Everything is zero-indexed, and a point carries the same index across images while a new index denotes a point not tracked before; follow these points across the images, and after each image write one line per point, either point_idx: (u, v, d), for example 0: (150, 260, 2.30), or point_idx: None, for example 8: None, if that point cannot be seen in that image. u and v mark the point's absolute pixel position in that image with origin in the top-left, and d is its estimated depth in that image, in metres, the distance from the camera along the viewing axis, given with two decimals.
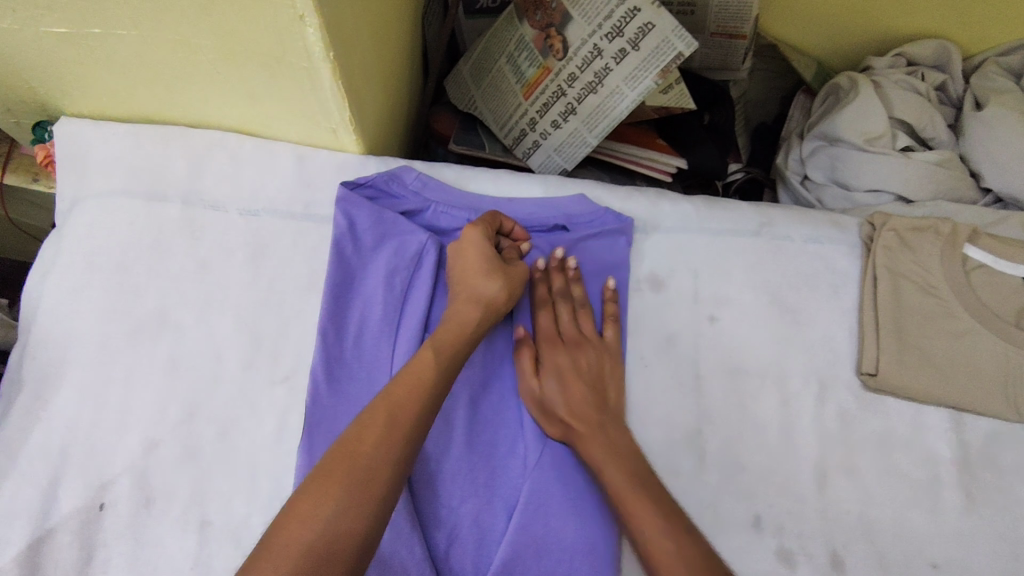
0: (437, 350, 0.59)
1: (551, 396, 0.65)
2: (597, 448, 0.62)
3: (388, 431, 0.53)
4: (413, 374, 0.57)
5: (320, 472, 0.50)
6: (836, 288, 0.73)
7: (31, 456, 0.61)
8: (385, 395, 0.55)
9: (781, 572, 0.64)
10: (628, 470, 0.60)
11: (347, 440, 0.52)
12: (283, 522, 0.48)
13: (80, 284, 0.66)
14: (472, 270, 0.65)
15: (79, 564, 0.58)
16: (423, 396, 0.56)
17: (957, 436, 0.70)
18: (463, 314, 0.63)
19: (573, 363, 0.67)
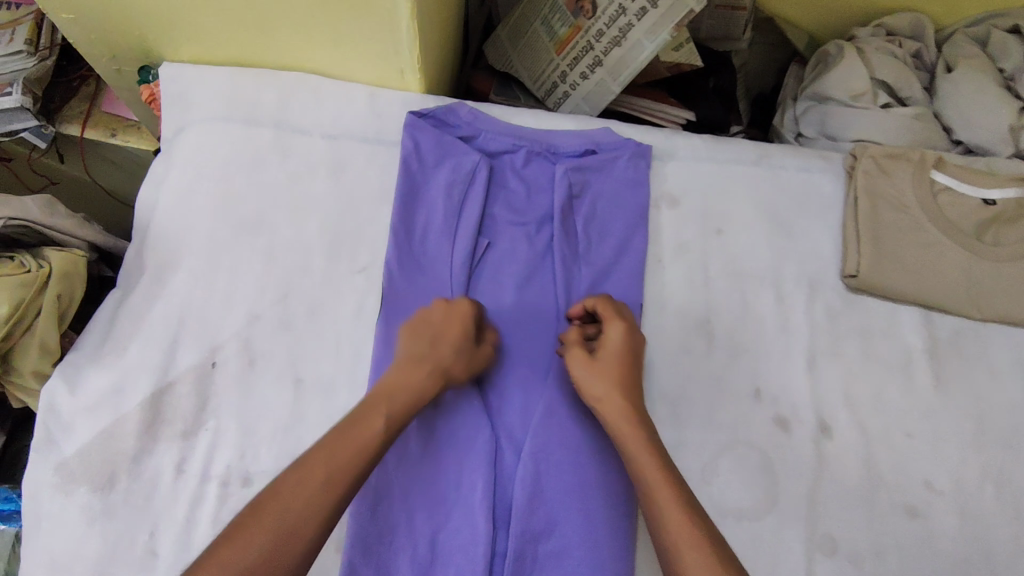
0: (387, 417, 0.64)
1: (599, 367, 0.70)
2: (631, 428, 0.67)
3: (324, 489, 0.59)
4: (356, 436, 0.62)
5: (248, 518, 0.57)
6: (824, 208, 0.86)
7: (152, 324, 0.73)
8: (325, 450, 0.61)
9: (777, 433, 0.77)
10: (657, 453, 0.65)
11: (281, 488, 0.58)
12: (208, 557, 0.55)
13: (187, 191, 0.79)
14: (438, 344, 0.69)
15: (196, 409, 0.71)
16: (359, 460, 0.61)
17: (927, 330, 0.83)
18: (423, 379, 0.67)
19: (625, 352, 0.71)
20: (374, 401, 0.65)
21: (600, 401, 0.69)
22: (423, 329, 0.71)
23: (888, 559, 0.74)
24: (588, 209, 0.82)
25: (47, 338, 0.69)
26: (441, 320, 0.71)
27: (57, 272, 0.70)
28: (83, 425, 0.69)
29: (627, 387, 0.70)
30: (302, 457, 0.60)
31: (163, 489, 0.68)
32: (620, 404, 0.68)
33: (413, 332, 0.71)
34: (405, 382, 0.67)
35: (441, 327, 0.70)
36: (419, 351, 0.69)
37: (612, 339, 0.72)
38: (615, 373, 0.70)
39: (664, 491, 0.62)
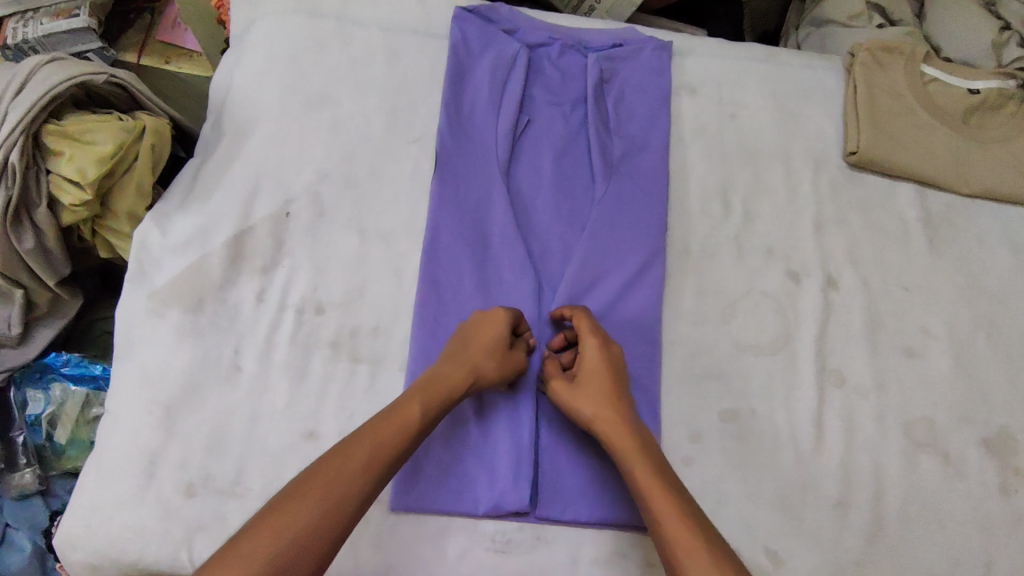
0: (421, 408, 0.66)
1: (577, 401, 0.70)
2: (630, 445, 0.67)
3: (364, 471, 0.60)
4: (394, 422, 0.64)
5: (293, 494, 0.57)
6: (827, 98, 0.96)
7: (233, 178, 0.82)
8: (368, 435, 0.62)
9: (788, 284, 0.86)
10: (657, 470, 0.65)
11: (327, 468, 0.60)
12: (258, 526, 0.55)
13: (261, 71, 0.88)
14: (479, 349, 0.71)
15: (274, 249, 0.79)
16: (396, 445, 0.63)
17: (922, 203, 0.92)
18: (454, 380, 0.69)
19: (601, 373, 0.71)
20: (415, 391, 0.67)
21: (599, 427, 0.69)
22: (468, 337, 0.73)
23: (891, 391, 0.82)
24: (616, 91, 0.91)
25: (142, 180, 0.79)
26: (486, 329, 0.73)
27: (149, 125, 0.79)
28: (173, 260, 0.77)
29: (614, 407, 0.69)
30: (345, 440, 0.62)
31: (245, 314, 0.76)
32: (611, 421, 0.69)
33: (457, 342, 0.73)
34: (445, 381, 0.69)
35: (485, 336, 0.72)
36: (461, 353, 0.71)
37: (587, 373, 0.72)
38: (601, 396, 0.70)
39: (658, 500, 0.62)
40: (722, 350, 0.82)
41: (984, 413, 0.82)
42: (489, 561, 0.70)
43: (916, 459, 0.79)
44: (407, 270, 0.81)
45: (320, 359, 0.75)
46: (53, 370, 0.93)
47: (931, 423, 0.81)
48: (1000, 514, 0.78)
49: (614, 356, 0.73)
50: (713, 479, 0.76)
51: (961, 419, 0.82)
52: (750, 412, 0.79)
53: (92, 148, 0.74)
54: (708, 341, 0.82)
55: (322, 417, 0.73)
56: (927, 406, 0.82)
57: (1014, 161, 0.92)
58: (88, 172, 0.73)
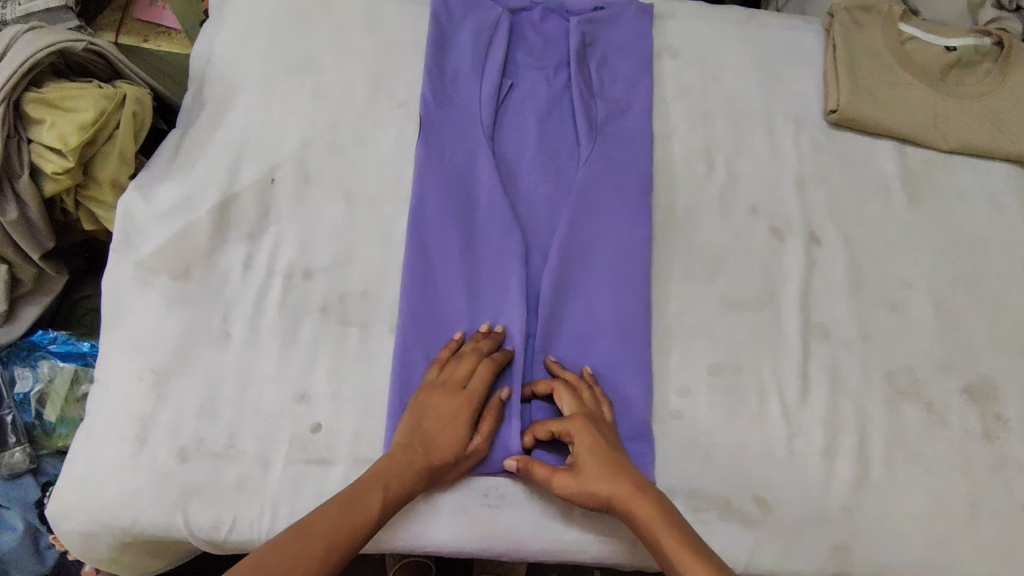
0: (384, 495, 0.63)
1: (579, 475, 0.66)
2: (625, 490, 0.65)
3: (323, 562, 0.57)
4: (357, 511, 0.61)
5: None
6: (807, 59, 0.97)
7: (217, 146, 0.82)
8: (329, 522, 0.60)
9: (773, 241, 0.87)
10: (668, 523, 0.62)
11: (287, 549, 0.57)
12: None
13: (243, 39, 0.88)
14: (446, 432, 0.68)
15: (259, 215, 0.79)
16: (355, 537, 0.60)
17: (901, 159, 0.94)
18: (420, 457, 0.66)
19: (598, 440, 0.68)
20: (379, 474, 0.64)
21: (617, 496, 0.65)
22: (434, 408, 0.69)
23: (874, 342, 0.84)
24: (600, 53, 0.92)
25: (125, 148, 0.78)
26: (452, 405, 0.69)
27: (130, 94, 0.79)
28: (159, 228, 0.77)
29: (625, 473, 0.66)
30: (307, 524, 0.59)
31: (234, 280, 0.76)
32: (627, 488, 0.65)
33: (423, 412, 0.69)
34: (410, 457, 0.66)
35: (454, 416, 0.69)
36: (425, 431, 0.68)
37: (583, 445, 0.68)
38: (604, 466, 0.66)
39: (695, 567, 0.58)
40: (709, 306, 0.83)
41: (965, 362, 0.84)
42: (484, 516, 0.70)
43: (900, 408, 0.81)
44: (395, 235, 0.81)
45: (310, 323, 0.75)
46: (40, 348, 0.93)
47: (914, 373, 0.83)
48: (984, 459, 0.79)
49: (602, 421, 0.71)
50: (702, 431, 0.77)
51: (944, 367, 0.83)
52: (737, 366, 0.80)
53: (73, 116, 0.74)
54: (694, 298, 0.83)
55: (313, 380, 0.73)
56: (910, 356, 0.83)
57: (991, 116, 0.93)
58: (70, 139, 0.72)
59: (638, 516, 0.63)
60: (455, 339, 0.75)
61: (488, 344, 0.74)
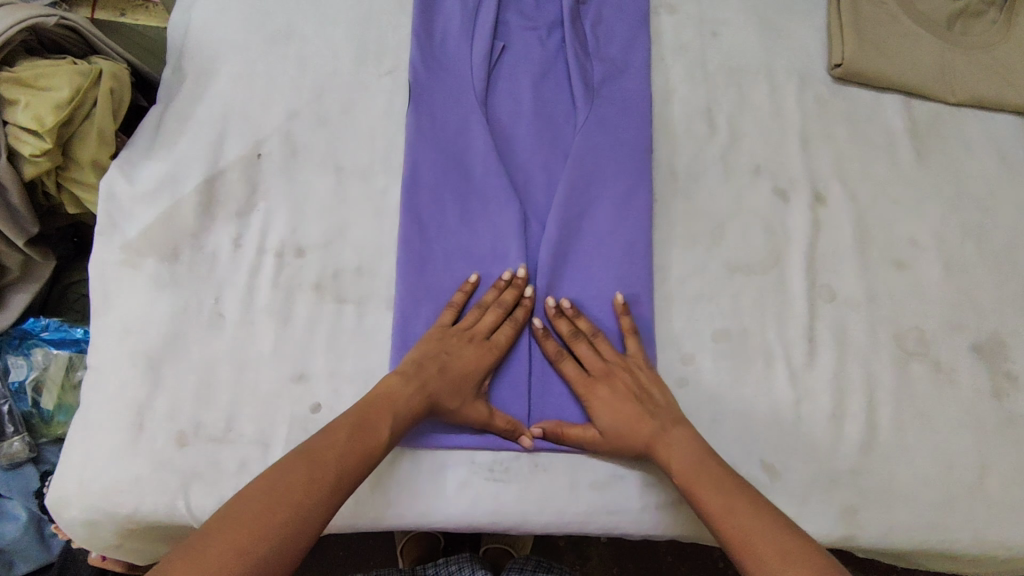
0: (391, 421, 0.64)
1: (615, 433, 0.68)
2: (659, 440, 0.66)
3: (331, 489, 0.57)
4: (365, 439, 0.61)
5: (257, 506, 0.54)
6: (809, 10, 0.94)
7: (199, 121, 0.78)
8: (336, 447, 0.60)
9: (776, 201, 0.84)
10: (702, 459, 0.64)
11: (295, 477, 0.56)
12: (222, 520, 0.53)
13: (220, 8, 0.84)
14: (462, 376, 0.69)
15: (246, 191, 0.76)
16: (362, 464, 0.61)
17: (908, 112, 0.91)
18: (421, 388, 0.66)
19: (613, 391, 0.70)
20: (384, 404, 0.64)
21: (642, 443, 0.67)
22: (449, 347, 0.70)
23: (882, 302, 0.82)
24: (593, 12, 0.88)
25: (105, 126, 0.75)
26: (455, 343, 0.70)
27: (106, 69, 0.76)
28: (145, 209, 0.74)
29: (656, 419, 0.68)
30: (313, 447, 0.59)
31: (223, 260, 0.74)
32: (652, 432, 0.67)
33: (434, 352, 0.69)
34: (412, 389, 0.66)
35: (468, 362, 0.69)
36: (436, 363, 0.68)
37: (608, 403, 0.69)
38: (638, 416, 0.68)
39: (709, 498, 0.61)
40: (713, 271, 0.80)
41: (974, 320, 0.82)
42: (489, 491, 0.69)
43: (908, 368, 0.79)
44: (388, 209, 0.78)
45: (305, 302, 0.73)
46: (32, 336, 0.91)
47: (922, 332, 0.81)
48: (993, 417, 0.78)
49: (627, 366, 0.72)
50: (709, 398, 0.76)
51: (952, 325, 0.82)
52: (742, 332, 0.78)
53: (47, 96, 0.70)
54: (697, 264, 0.81)
55: (310, 360, 0.71)
56: (917, 315, 0.82)
57: (999, 66, 0.90)
58: (46, 120, 0.69)
59: (665, 459, 0.65)
60: (469, 283, 0.74)
61: (508, 295, 0.73)
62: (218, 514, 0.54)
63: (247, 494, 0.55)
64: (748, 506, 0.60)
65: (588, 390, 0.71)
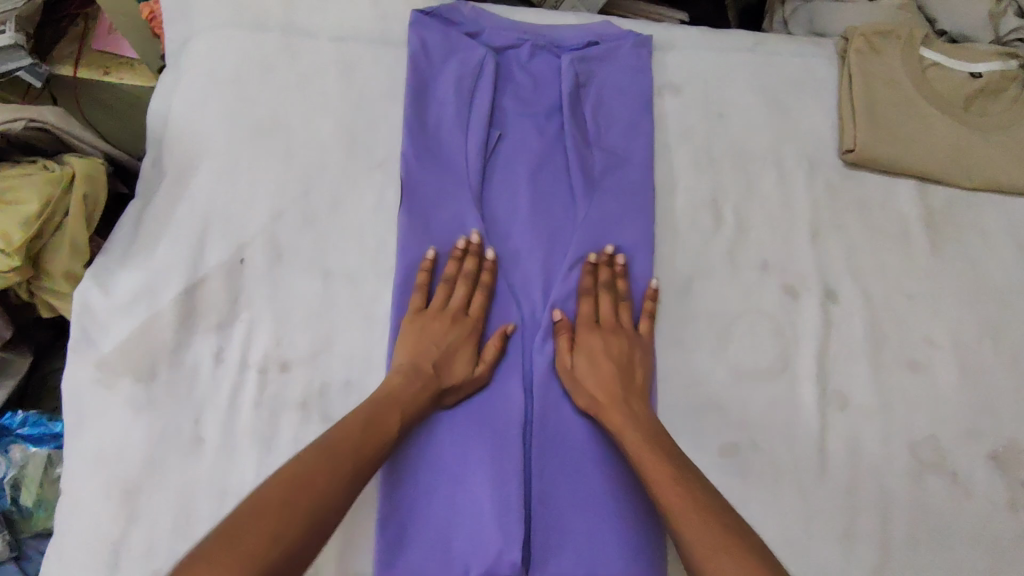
0: (401, 419, 0.65)
1: (588, 380, 0.71)
2: (617, 400, 0.69)
3: (350, 479, 0.58)
4: (378, 431, 0.62)
5: (292, 501, 0.53)
6: (820, 89, 0.89)
7: (180, 223, 0.74)
8: (352, 444, 0.60)
9: (786, 300, 0.80)
10: (644, 428, 0.67)
11: (319, 469, 0.57)
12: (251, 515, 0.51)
13: (202, 97, 0.80)
14: (450, 357, 0.71)
15: (228, 302, 0.72)
16: (376, 453, 0.62)
17: (923, 199, 0.87)
18: (401, 378, 0.67)
19: (604, 346, 0.73)
20: (387, 399, 0.65)
21: (598, 402, 0.70)
22: (429, 333, 0.71)
23: (895, 409, 0.78)
24: (594, 97, 0.84)
25: (77, 236, 0.70)
26: (440, 329, 0.72)
27: (78, 173, 0.71)
28: (121, 323, 0.71)
29: (629, 386, 0.71)
30: (335, 443, 0.59)
31: (203, 378, 0.70)
32: (612, 396, 0.70)
33: (422, 340, 0.71)
34: (407, 382, 0.67)
35: (457, 343, 0.72)
36: (428, 354, 0.70)
37: (585, 354, 0.73)
38: (617, 377, 0.71)
39: (651, 467, 0.62)
40: (719, 378, 0.77)
41: (991, 426, 0.79)
42: None
43: (923, 481, 0.76)
44: (378, 316, 0.74)
45: (289, 422, 0.70)
46: (9, 433, 0.87)
47: (936, 440, 0.78)
48: (1010, 534, 0.75)
49: (631, 334, 0.75)
50: None
51: (968, 433, 0.78)
52: (750, 445, 0.75)
53: (14, 210, 0.66)
54: (702, 370, 0.77)
55: None
56: (931, 421, 0.78)
57: (1019, 149, 0.86)
58: (12, 239, 0.65)
59: (614, 420, 0.68)
60: (428, 261, 0.74)
61: (469, 264, 0.75)
62: (239, 510, 0.52)
63: (274, 483, 0.54)
64: (680, 479, 0.61)
65: (577, 335, 0.74)
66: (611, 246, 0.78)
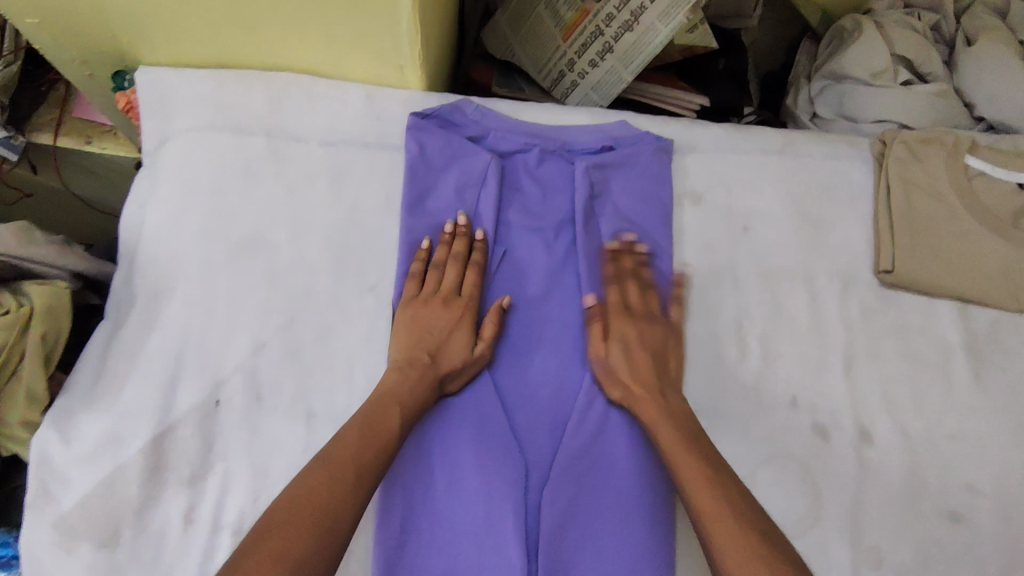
0: (400, 414, 0.63)
1: (622, 370, 0.70)
2: (648, 396, 0.68)
3: (356, 486, 0.57)
4: (376, 433, 0.61)
5: (294, 519, 0.53)
6: (854, 198, 0.82)
7: (149, 360, 0.67)
8: (354, 451, 0.59)
9: (816, 442, 0.73)
10: (676, 427, 0.65)
11: (316, 484, 0.56)
12: (259, 540, 0.52)
13: (178, 210, 0.72)
14: (447, 341, 0.69)
15: (201, 453, 0.65)
16: (380, 454, 0.60)
17: (964, 323, 0.79)
18: (398, 374, 0.66)
19: (638, 337, 0.72)
20: (384, 398, 0.64)
21: (630, 391, 0.69)
22: (426, 320, 0.70)
23: (934, 568, 0.71)
24: (611, 208, 0.77)
25: (33, 382, 0.64)
26: (439, 313, 0.70)
27: (37, 309, 0.65)
28: (81, 476, 0.64)
29: (658, 377, 0.71)
30: (332, 454, 0.58)
31: (172, 542, 0.63)
32: (648, 387, 0.69)
33: (420, 326, 0.69)
34: (405, 376, 0.66)
35: (454, 328, 0.70)
36: (426, 342, 0.69)
37: (615, 343, 0.72)
38: (650, 372, 0.71)
39: (687, 469, 0.62)
40: None
41: None
42: None
43: None
44: None
45: None
46: None
47: None
48: None
49: (653, 315, 0.74)
50: None
51: None
52: None
53: None
54: None
55: None
56: None
57: None
58: None
59: (648, 416, 0.67)
60: (424, 249, 0.72)
61: (459, 245, 0.72)
62: (246, 540, 0.52)
63: (280, 502, 0.55)
64: (716, 484, 0.60)
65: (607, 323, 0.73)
66: (634, 235, 0.76)
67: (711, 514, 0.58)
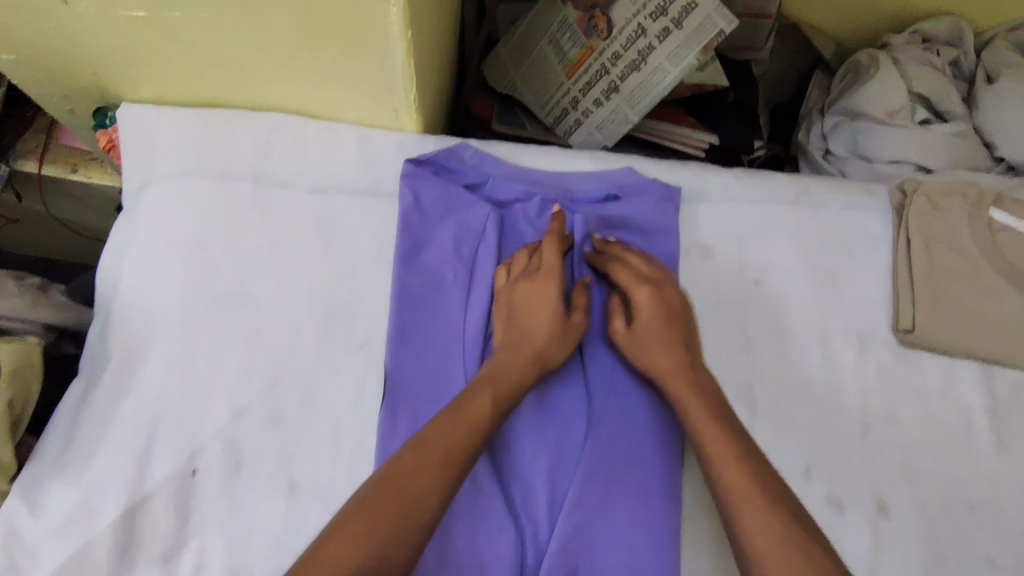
0: (494, 391, 0.60)
1: (642, 339, 0.67)
2: (668, 367, 0.64)
3: (448, 469, 0.54)
4: (470, 412, 0.58)
5: (382, 501, 0.51)
6: (872, 250, 0.78)
7: (124, 424, 0.64)
8: (446, 433, 0.56)
9: (830, 516, 0.68)
10: (706, 404, 0.62)
11: (405, 465, 0.54)
12: (337, 529, 0.50)
13: (159, 262, 0.69)
14: (538, 313, 0.66)
15: (175, 527, 0.61)
16: (475, 438, 0.57)
17: (986, 385, 0.75)
18: (510, 356, 0.64)
19: (652, 303, 0.68)
20: (480, 378, 0.61)
21: (661, 368, 0.65)
22: (529, 293, 0.67)
23: None
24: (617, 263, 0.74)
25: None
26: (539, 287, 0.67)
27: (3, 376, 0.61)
28: (49, 550, 0.60)
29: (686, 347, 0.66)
30: (422, 435, 0.56)
31: None
32: (678, 362, 0.65)
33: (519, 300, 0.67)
34: (504, 353, 0.64)
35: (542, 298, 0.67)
36: (520, 320, 0.66)
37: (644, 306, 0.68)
38: (665, 338, 0.66)
39: (709, 437, 0.59)
40: None
41: None
42: None
43: None
44: None
45: None
46: None
47: None
48: None
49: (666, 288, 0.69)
50: None
51: None
52: None
53: None
54: None
55: None
56: None
57: None
58: None
59: (676, 390, 0.63)
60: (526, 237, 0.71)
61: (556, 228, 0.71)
62: (335, 522, 0.50)
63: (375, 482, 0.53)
64: (743, 472, 0.56)
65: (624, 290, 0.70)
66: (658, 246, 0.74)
67: (742, 499, 0.54)
